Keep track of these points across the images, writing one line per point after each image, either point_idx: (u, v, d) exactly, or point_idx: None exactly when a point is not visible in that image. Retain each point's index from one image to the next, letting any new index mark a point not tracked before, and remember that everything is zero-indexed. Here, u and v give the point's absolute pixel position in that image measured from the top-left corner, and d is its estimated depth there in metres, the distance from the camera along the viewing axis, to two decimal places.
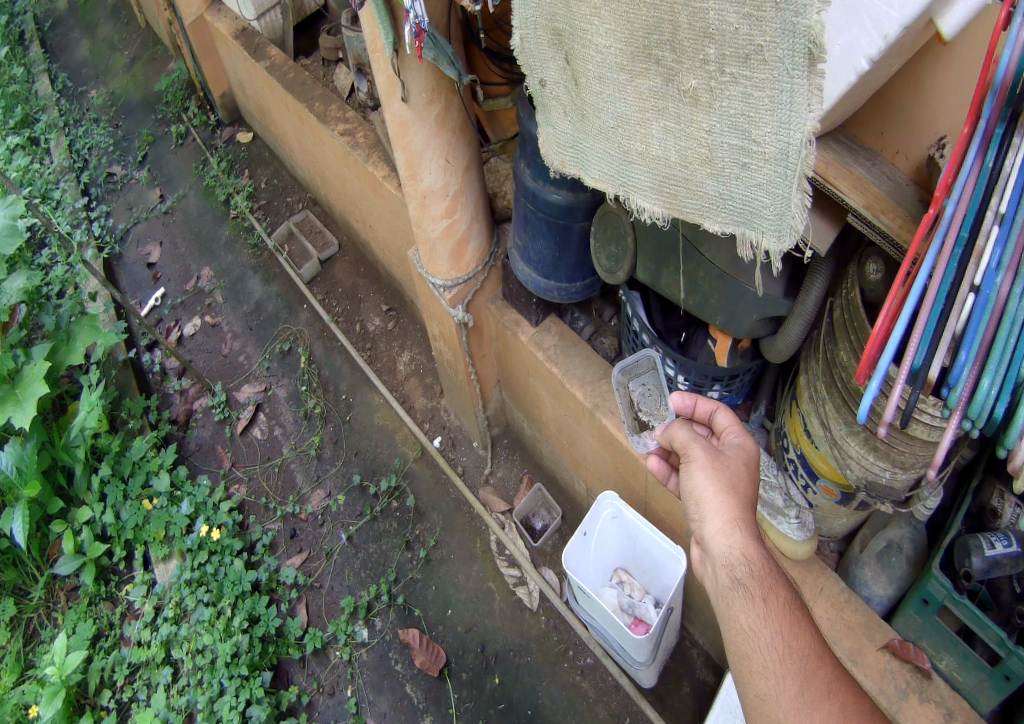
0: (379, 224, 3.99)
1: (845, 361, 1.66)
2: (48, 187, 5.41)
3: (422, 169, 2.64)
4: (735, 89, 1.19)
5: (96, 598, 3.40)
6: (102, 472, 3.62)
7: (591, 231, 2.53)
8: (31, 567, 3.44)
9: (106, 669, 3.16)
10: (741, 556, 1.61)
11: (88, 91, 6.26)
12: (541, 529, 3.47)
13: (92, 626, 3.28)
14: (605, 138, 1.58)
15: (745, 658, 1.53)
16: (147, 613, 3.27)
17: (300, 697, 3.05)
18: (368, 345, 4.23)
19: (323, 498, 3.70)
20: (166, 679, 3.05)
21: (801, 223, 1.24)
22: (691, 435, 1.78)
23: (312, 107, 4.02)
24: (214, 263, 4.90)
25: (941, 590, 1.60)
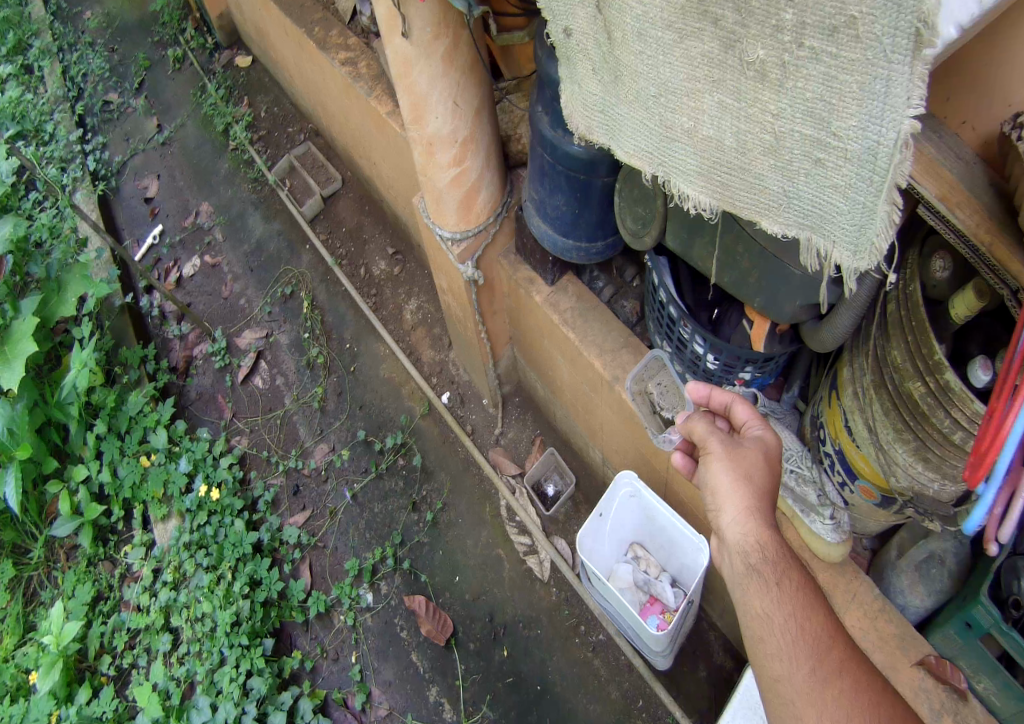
0: (385, 164, 3.77)
1: (899, 362, 1.50)
2: (41, 120, 5.15)
3: (428, 113, 2.42)
4: (815, 69, 1.01)
5: (95, 559, 3.39)
6: (97, 428, 3.57)
7: (613, 187, 2.35)
8: (30, 526, 3.45)
9: (106, 635, 3.18)
10: (756, 543, 1.55)
11: (82, 10, 5.86)
12: (553, 496, 3.37)
13: (92, 588, 3.29)
14: (644, 107, 1.40)
15: (759, 641, 1.50)
16: (146, 577, 3.25)
17: (303, 663, 3.06)
18: (374, 292, 4.07)
19: (327, 452, 3.64)
20: (165, 647, 3.05)
21: (884, 240, 1.09)
22: (709, 429, 1.68)
23: (311, 32, 3.73)
24: (213, 198, 4.70)
25: (987, 617, 1.54)
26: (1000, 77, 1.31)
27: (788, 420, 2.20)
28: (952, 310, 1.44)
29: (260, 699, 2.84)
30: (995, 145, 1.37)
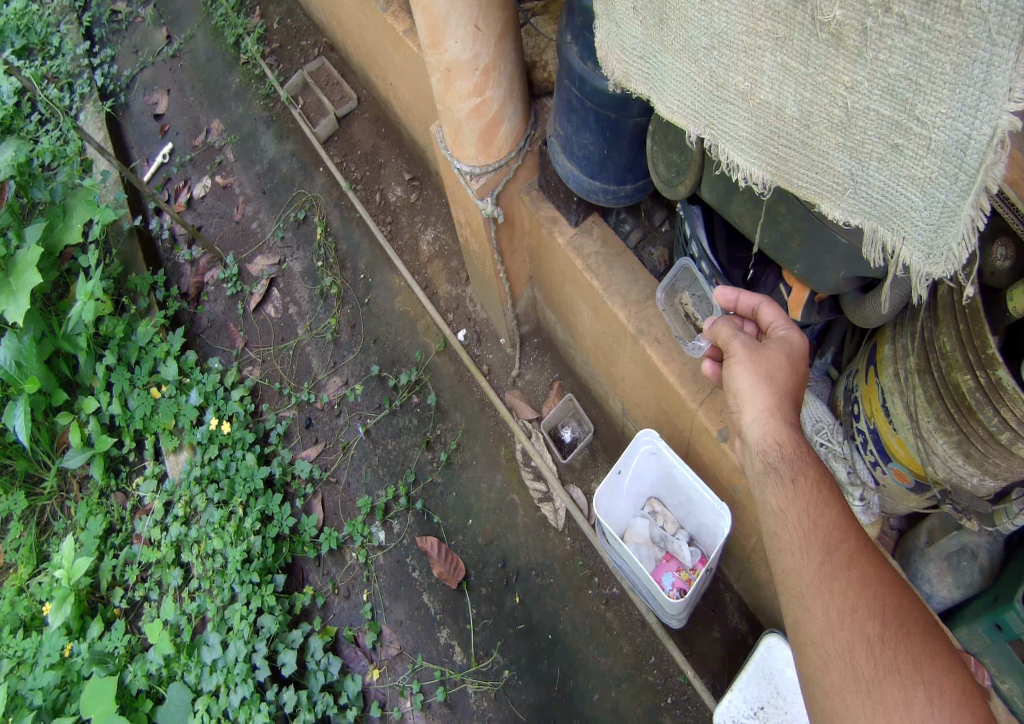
0: (402, 85, 3.57)
1: (947, 349, 1.41)
2: (47, 32, 4.93)
3: (447, 37, 2.22)
4: (904, 40, 0.89)
5: (107, 490, 3.44)
6: (108, 359, 3.56)
7: (645, 127, 2.19)
8: (41, 456, 3.48)
9: (117, 568, 3.23)
10: (774, 443, 1.55)
11: None
12: (569, 442, 3.36)
13: (103, 521, 3.34)
14: (692, 59, 1.26)
15: (774, 535, 1.50)
16: (157, 512, 3.28)
17: (314, 599, 3.14)
18: (389, 219, 3.95)
19: (340, 386, 3.63)
20: (176, 581, 3.10)
21: (964, 247, 0.98)
22: (732, 332, 1.68)
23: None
24: (224, 115, 4.51)
25: None
26: None
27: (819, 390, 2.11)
28: (1010, 301, 1.33)
29: (270, 637, 2.89)
30: None
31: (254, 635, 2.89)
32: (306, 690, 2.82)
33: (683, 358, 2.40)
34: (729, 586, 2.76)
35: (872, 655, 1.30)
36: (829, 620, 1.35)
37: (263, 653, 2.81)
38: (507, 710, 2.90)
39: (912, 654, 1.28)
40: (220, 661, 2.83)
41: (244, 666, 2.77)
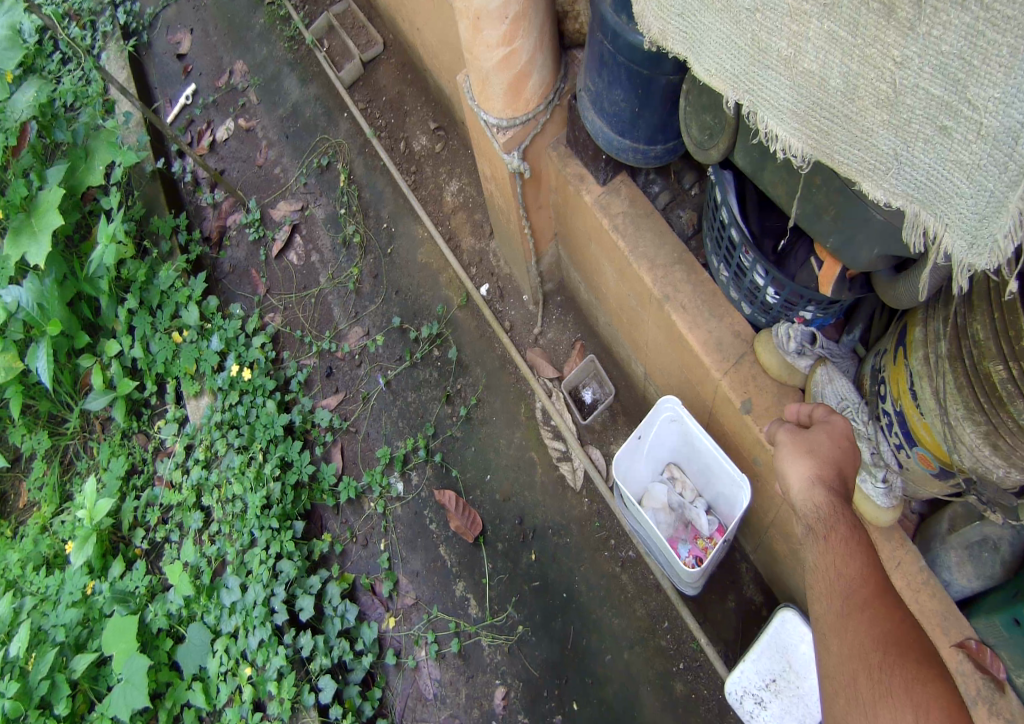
0: (429, 30, 3.46)
1: (980, 337, 1.38)
2: None
3: None
4: (961, 15, 0.84)
5: (129, 432, 3.52)
6: (130, 303, 3.59)
7: (679, 86, 2.12)
8: (65, 396, 3.55)
9: (139, 509, 3.33)
10: (811, 504, 1.64)
11: None
12: (590, 403, 3.35)
13: (126, 461, 3.43)
14: (735, 20, 1.19)
15: (809, 586, 1.60)
16: (179, 454, 3.36)
17: (333, 546, 3.22)
18: (413, 168, 3.89)
19: (361, 336, 3.65)
20: (197, 524, 3.18)
21: (1010, 241, 0.94)
22: (778, 424, 1.82)
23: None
24: (247, 55, 4.44)
25: None
26: None
27: (845, 367, 2.10)
28: None
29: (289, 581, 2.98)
30: None
31: (273, 580, 2.98)
32: (323, 635, 2.92)
33: (708, 326, 2.36)
34: (745, 557, 2.78)
35: (872, 682, 1.39)
36: (840, 653, 1.46)
37: (281, 597, 2.91)
38: (520, 663, 2.99)
39: (907, 680, 1.35)
40: (239, 604, 2.93)
41: (262, 610, 2.87)
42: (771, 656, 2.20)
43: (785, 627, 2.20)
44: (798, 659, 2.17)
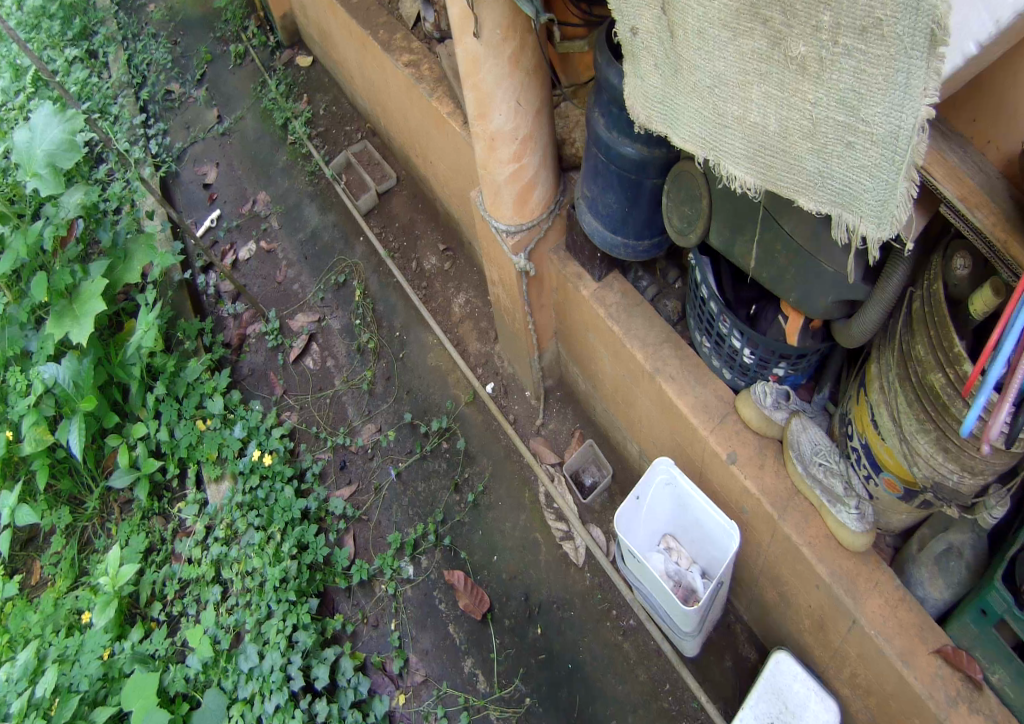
0: (440, 162, 3.91)
1: (922, 355, 1.69)
2: (106, 102, 5.40)
3: (493, 108, 2.47)
4: (847, 62, 1.13)
5: (148, 513, 3.60)
6: (158, 391, 3.77)
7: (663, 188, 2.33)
8: (86, 478, 3.69)
9: (158, 583, 3.35)
10: None
11: (146, 5, 6.04)
12: (590, 485, 3.48)
13: (145, 539, 3.49)
14: (699, 97, 1.47)
15: None
16: (199, 532, 3.42)
17: (345, 625, 3.20)
18: (424, 285, 4.23)
19: (374, 432, 3.81)
20: (215, 598, 3.20)
21: (904, 213, 1.22)
22: None
23: (376, 35, 3.86)
24: (270, 187, 4.89)
25: (1002, 603, 1.75)
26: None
27: (818, 419, 2.35)
28: (971, 307, 1.55)
29: (305, 651, 2.96)
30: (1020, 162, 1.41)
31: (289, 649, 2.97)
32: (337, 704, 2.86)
33: (695, 392, 2.52)
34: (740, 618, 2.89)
35: None
36: None
37: (299, 664, 2.89)
38: None
39: None
40: (256, 670, 2.89)
41: (280, 675, 2.85)
42: (768, 698, 2.33)
43: (779, 670, 2.35)
44: (793, 699, 2.31)
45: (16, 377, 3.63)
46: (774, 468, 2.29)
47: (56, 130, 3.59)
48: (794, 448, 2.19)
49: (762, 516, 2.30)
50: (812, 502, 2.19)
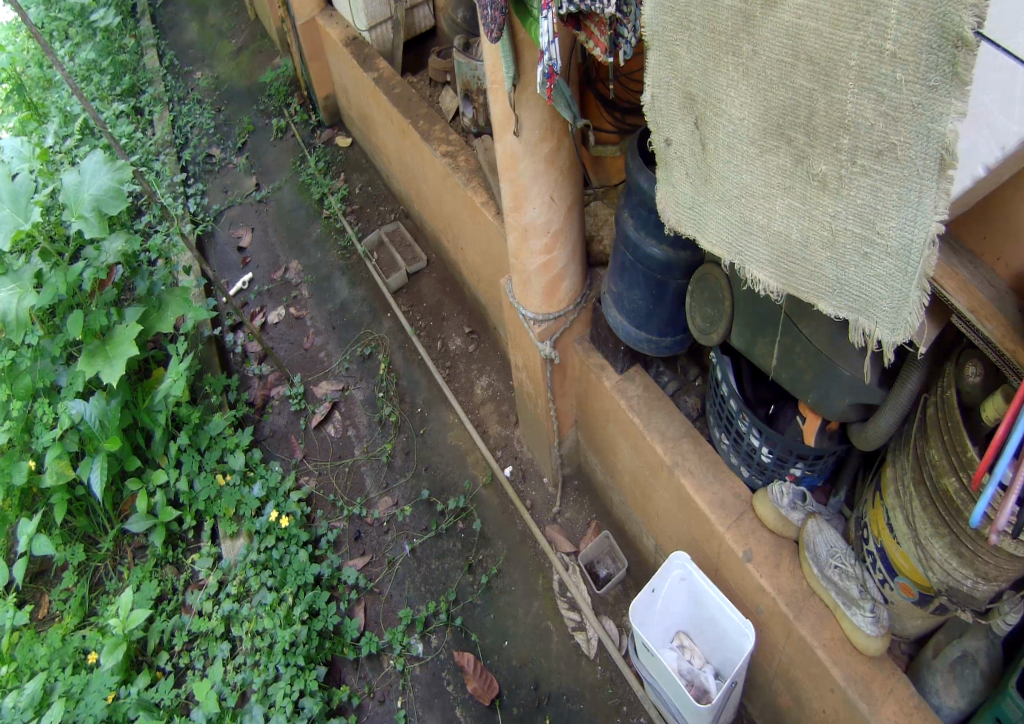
0: (471, 247, 4.11)
1: (936, 460, 1.74)
2: (149, 158, 5.70)
3: (528, 203, 2.66)
4: (865, 181, 1.26)
5: (162, 560, 3.62)
6: (181, 440, 3.85)
7: (686, 290, 2.46)
8: (103, 519, 3.74)
9: (166, 632, 3.37)
10: None
11: (193, 72, 6.60)
12: (604, 577, 3.44)
13: (158, 587, 3.51)
14: (727, 205, 1.61)
15: None
16: (211, 586, 3.45)
17: (350, 698, 3.16)
18: (448, 364, 4.36)
19: (390, 505, 3.83)
20: (224, 653, 3.22)
21: (916, 320, 1.31)
22: None
23: (416, 124, 4.18)
24: (303, 258, 5.11)
25: (1016, 711, 1.71)
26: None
27: (835, 522, 2.36)
28: (984, 413, 1.60)
29: (311, 718, 2.98)
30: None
31: (294, 715, 2.99)
32: None
33: (712, 488, 2.55)
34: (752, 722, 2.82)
35: None
36: None
37: None
38: None
39: None
40: None
41: None
42: None
43: None
44: None
45: (45, 408, 3.74)
46: (790, 569, 2.31)
47: (105, 177, 3.80)
48: (810, 550, 2.23)
49: (777, 615, 2.29)
50: (827, 603, 2.20)
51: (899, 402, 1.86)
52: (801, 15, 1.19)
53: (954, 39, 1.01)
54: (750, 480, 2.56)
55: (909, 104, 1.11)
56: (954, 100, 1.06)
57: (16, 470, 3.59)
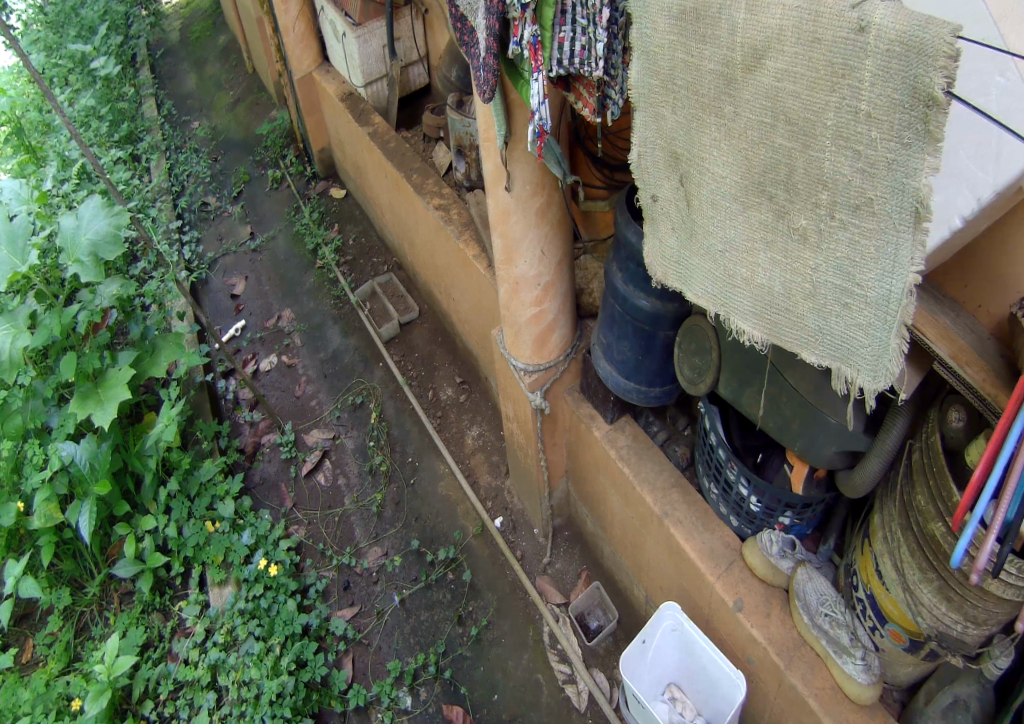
0: (463, 298, 4.19)
1: (923, 504, 1.78)
2: (145, 204, 5.80)
3: (519, 256, 2.75)
4: (844, 234, 1.34)
5: (149, 607, 3.56)
6: (170, 486, 3.81)
7: (674, 341, 2.52)
8: (89, 564, 3.68)
9: (152, 681, 3.28)
10: None
11: (191, 122, 6.80)
12: (595, 629, 3.40)
13: (144, 634, 3.44)
14: (711, 259, 1.69)
15: None
16: (198, 634, 3.39)
17: None
18: (439, 413, 4.38)
19: (380, 555, 3.79)
20: (209, 703, 3.14)
21: (897, 368, 1.37)
22: None
23: (410, 178, 4.32)
24: (296, 306, 5.18)
25: None
26: (1004, 271, 1.59)
27: (824, 570, 2.37)
28: (968, 456, 1.66)
29: None
30: (1006, 326, 1.62)
31: None
32: None
33: (701, 537, 2.56)
34: None
35: None
36: None
37: None
38: None
39: None
40: None
41: None
42: None
43: None
44: None
45: (34, 449, 3.65)
46: (781, 618, 2.32)
47: (102, 222, 3.88)
48: (800, 599, 2.24)
49: (768, 666, 2.29)
50: (817, 652, 2.20)
51: (881, 446, 1.92)
52: (779, 79, 1.29)
53: (925, 98, 1.09)
54: (740, 530, 2.57)
55: (884, 160, 1.20)
56: (927, 156, 1.14)
57: (3, 512, 3.53)
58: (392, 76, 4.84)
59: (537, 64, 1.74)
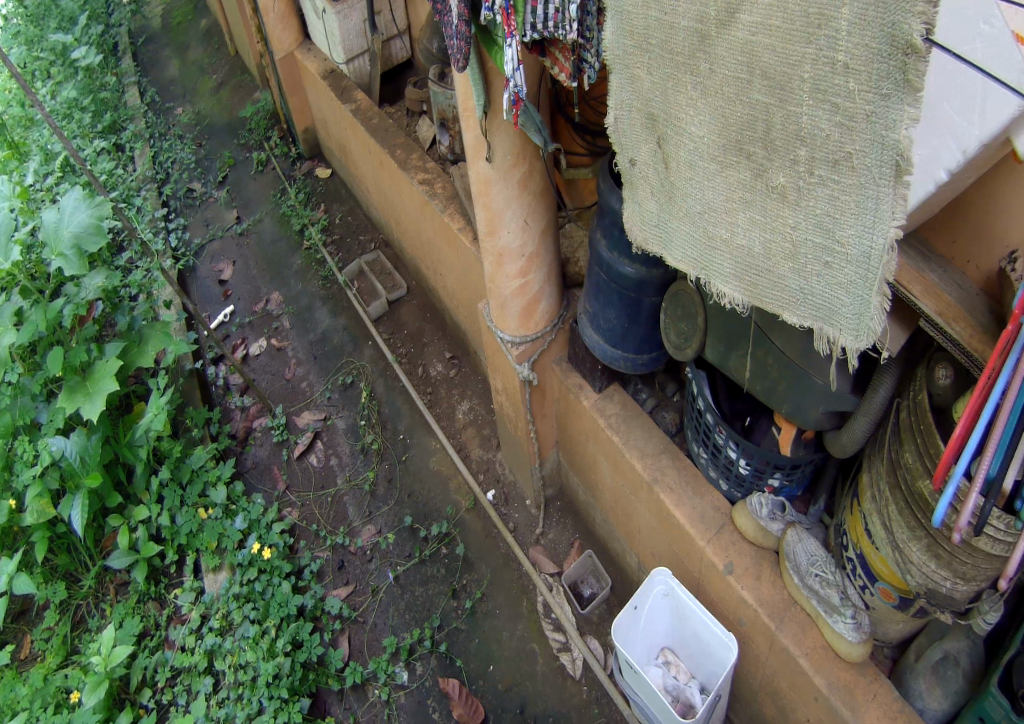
0: (450, 275, 4.13)
1: (911, 462, 1.77)
2: (130, 194, 5.68)
3: (501, 227, 2.69)
4: (823, 190, 1.30)
5: (145, 596, 3.55)
6: (162, 475, 3.77)
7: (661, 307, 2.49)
8: (84, 557, 3.67)
9: (149, 669, 3.29)
10: None
11: (174, 107, 6.62)
12: (588, 597, 3.42)
13: (140, 623, 3.44)
14: (689, 221, 1.65)
15: None
16: (193, 621, 3.39)
17: None
18: (429, 390, 4.34)
19: (374, 534, 3.78)
20: (207, 689, 3.16)
21: (879, 325, 1.35)
22: None
23: (393, 153, 4.23)
24: (284, 289, 5.10)
25: (999, 709, 1.74)
26: (993, 225, 1.56)
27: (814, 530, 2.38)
28: (953, 412, 1.66)
29: None
30: (995, 280, 1.59)
31: None
32: None
33: (691, 502, 2.56)
34: None
35: None
36: None
37: None
38: None
39: None
40: None
41: None
42: None
43: None
44: None
45: (24, 445, 3.65)
46: (771, 579, 2.33)
47: (84, 214, 3.78)
48: (790, 560, 2.23)
49: (759, 627, 2.30)
50: (809, 612, 2.22)
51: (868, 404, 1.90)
52: (755, 32, 1.24)
53: (904, 46, 1.05)
54: (731, 494, 2.57)
55: (863, 112, 1.16)
56: (907, 106, 1.09)
57: None
58: (373, 49, 4.70)
59: (509, 29, 1.67)
